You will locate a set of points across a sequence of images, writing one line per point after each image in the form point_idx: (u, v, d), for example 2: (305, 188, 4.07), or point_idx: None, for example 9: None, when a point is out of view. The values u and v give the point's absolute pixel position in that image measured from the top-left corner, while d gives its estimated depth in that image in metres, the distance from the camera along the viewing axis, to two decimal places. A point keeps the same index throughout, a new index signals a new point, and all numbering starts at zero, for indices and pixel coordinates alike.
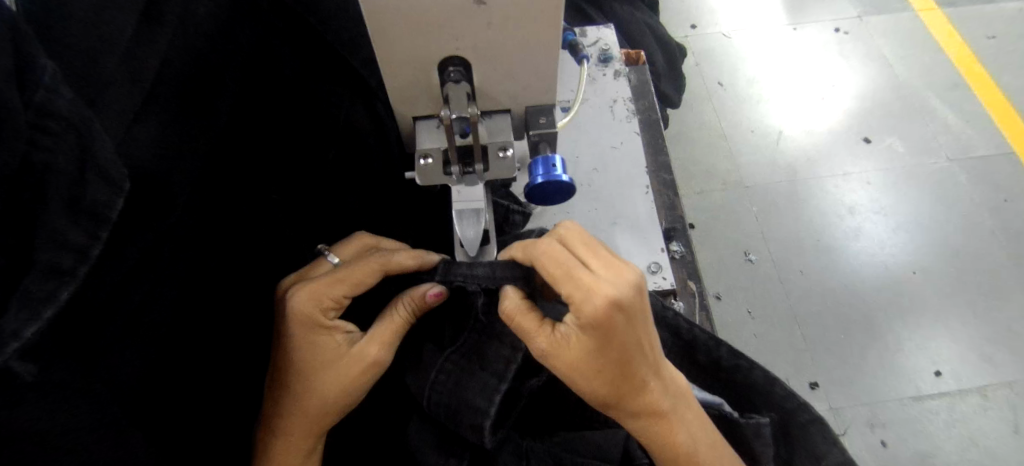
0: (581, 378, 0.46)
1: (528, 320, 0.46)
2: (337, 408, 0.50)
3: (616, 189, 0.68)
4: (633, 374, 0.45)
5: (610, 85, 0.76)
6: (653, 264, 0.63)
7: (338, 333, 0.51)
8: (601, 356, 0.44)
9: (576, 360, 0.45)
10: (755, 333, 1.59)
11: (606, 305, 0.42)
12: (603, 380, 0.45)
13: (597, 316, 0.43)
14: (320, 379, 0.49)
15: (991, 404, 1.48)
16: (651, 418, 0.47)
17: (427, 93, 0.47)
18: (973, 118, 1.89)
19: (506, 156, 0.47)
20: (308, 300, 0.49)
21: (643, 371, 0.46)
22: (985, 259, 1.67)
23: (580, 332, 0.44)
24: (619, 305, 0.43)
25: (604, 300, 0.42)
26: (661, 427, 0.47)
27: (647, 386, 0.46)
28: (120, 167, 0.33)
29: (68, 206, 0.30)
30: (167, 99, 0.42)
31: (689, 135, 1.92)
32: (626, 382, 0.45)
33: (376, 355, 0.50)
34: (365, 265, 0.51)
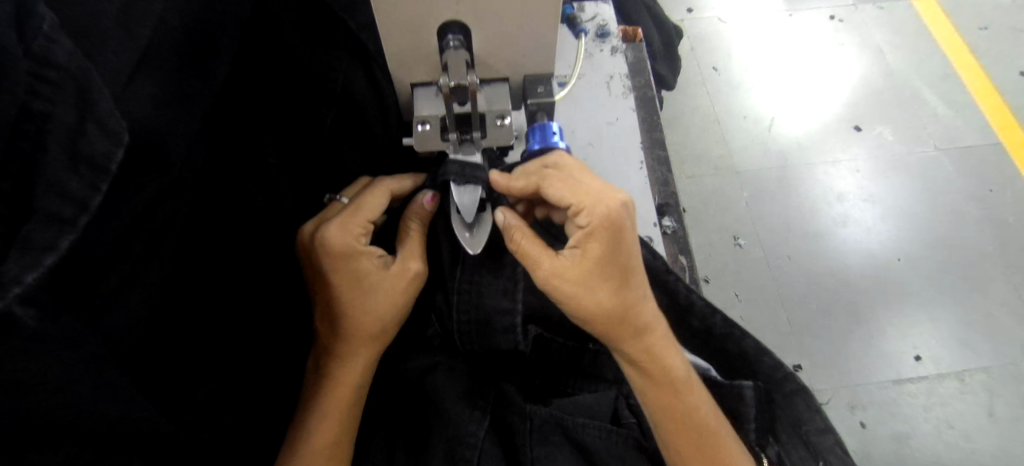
0: (591, 288, 0.50)
1: (534, 245, 0.50)
2: (392, 321, 0.55)
3: (610, 165, 0.69)
4: (631, 281, 0.51)
5: (607, 61, 0.76)
6: (645, 238, 0.64)
7: (373, 257, 0.55)
8: (610, 260, 0.49)
9: (590, 265, 0.49)
10: (743, 316, 1.62)
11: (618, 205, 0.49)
12: (608, 288, 0.50)
13: (609, 215, 0.49)
14: (372, 298, 0.54)
15: (968, 389, 1.52)
16: (646, 335, 0.52)
17: (427, 59, 0.47)
18: (963, 108, 1.91)
19: (504, 124, 0.48)
20: (340, 232, 0.53)
21: (637, 281, 0.52)
22: (969, 248, 1.70)
23: (592, 240, 0.49)
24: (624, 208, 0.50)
25: (614, 201, 0.49)
26: (654, 355, 0.52)
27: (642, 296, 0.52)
28: (118, 119, 0.33)
29: (68, 156, 0.30)
30: (164, 58, 0.42)
31: (682, 119, 1.92)
32: (627, 289, 0.51)
33: (415, 266, 0.56)
34: (375, 192, 0.55)
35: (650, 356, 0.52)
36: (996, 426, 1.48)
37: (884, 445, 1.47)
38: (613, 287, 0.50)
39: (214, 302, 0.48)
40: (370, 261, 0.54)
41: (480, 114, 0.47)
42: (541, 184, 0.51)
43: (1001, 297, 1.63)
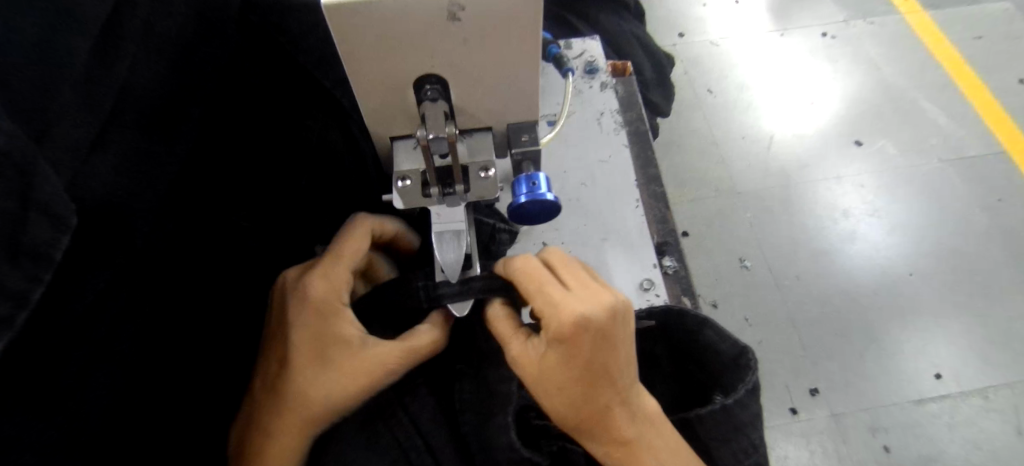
0: (546, 394, 0.47)
1: (507, 326, 0.49)
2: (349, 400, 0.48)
3: (605, 204, 0.66)
4: (597, 394, 0.46)
5: (597, 96, 0.74)
6: (645, 281, 0.61)
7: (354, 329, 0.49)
8: (569, 368, 0.45)
9: (546, 373, 0.46)
10: (756, 340, 1.57)
11: (572, 324, 0.44)
12: (565, 396, 0.46)
13: (563, 331, 0.45)
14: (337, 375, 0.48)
15: (994, 407, 1.46)
16: (615, 444, 0.47)
17: (404, 113, 0.45)
18: (962, 117, 1.89)
19: (488, 176, 0.46)
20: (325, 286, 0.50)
21: (608, 395, 0.46)
22: (981, 259, 1.65)
23: (548, 348, 0.46)
24: (587, 324, 0.44)
25: (570, 318, 0.44)
26: (625, 454, 0.47)
27: (609, 410, 0.46)
28: (67, 204, 0.32)
29: (8, 247, 0.29)
30: (130, 127, 0.42)
31: (681, 142, 1.91)
32: (589, 401, 0.46)
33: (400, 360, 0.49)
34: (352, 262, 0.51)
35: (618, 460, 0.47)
36: None
37: None
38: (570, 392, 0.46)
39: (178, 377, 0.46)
40: (563, 392, 0.46)
41: (462, 167, 0.45)
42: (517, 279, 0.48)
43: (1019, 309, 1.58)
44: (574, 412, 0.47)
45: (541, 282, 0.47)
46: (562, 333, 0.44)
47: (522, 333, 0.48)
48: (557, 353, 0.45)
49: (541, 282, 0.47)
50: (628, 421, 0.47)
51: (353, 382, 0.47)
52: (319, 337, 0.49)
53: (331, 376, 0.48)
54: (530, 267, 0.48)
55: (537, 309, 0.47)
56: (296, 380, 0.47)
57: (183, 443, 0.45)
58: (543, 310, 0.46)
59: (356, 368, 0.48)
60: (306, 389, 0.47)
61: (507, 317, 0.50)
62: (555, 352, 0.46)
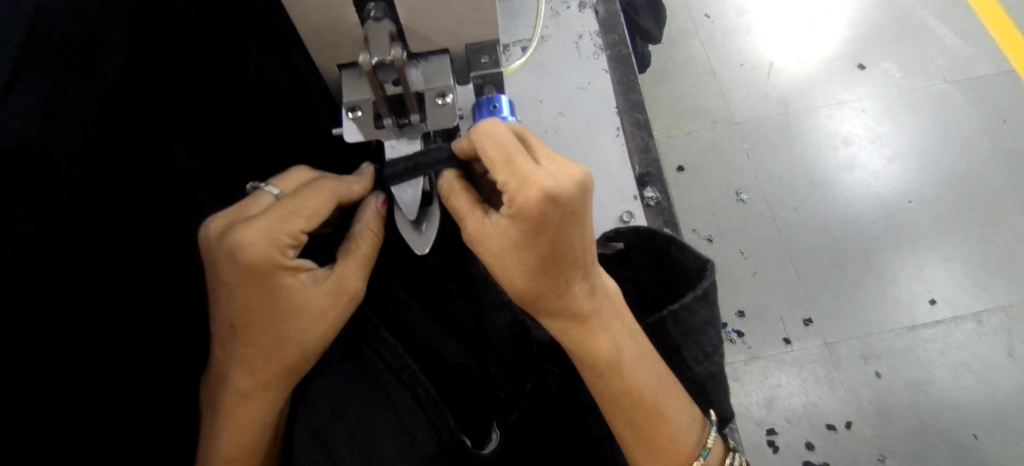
0: (502, 268, 0.43)
1: (463, 201, 0.43)
2: (316, 350, 0.46)
3: (584, 133, 0.63)
4: (556, 274, 0.42)
5: (575, 17, 0.69)
6: (625, 213, 0.59)
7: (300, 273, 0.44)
8: (528, 246, 0.41)
9: (500, 248, 0.42)
10: (751, 273, 1.56)
11: (538, 200, 0.37)
12: (524, 272, 0.43)
13: (527, 209, 0.38)
14: (290, 327, 0.44)
15: (986, 330, 1.47)
16: (572, 320, 0.45)
17: (349, 37, 0.41)
18: (972, 35, 1.80)
19: (445, 103, 0.42)
20: (260, 243, 0.41)
21: (570, 274, 0.43)
22: (983, 184, 1.62)
23: (509, 224, 0.41)
24: (555, 203, 0.38)
25: (538, 193, 0.37)
26: (582, 331, 0.45)
27: (570, 289, 0.44)
28: None
29: None
30: (48, 65, 0.38)
31: (677, 72, 1.83)
32: (547, 279, 0.43)
33: (357, 287, 0.46)
34: (312, 192, 0.44)
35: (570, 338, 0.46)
36: (1016, 366, 1.44)
37: (900, 395, 1.42)
38: (531, 272, 0.42)
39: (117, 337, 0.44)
40: (523, 270, 0.43)
41: (415, 94, 0.42)
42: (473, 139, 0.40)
43: (1019, 233, 1.56)
44: (531, 288, 0.43)
45: (508, 153, 0.39)
46: (528, 216, 0.38)
47: (479, 209, 0.42)
48: (520, 236, 0.40)
49: (509, 152, 0.39)
50: (585, 296, 0.44)
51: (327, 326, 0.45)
52: (269, 296, 0.43)
53: (297, 326, 0.44)
54: (495, 133, 0.39)
55: (500, 184, 0.39)
56: (260, 345, 0.44)
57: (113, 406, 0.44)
58: (507, 186, 0.39)
59: (319, 319, 0.45)
60: (267, 354, 0.44)
61: (465, 190, 0.43)
62: (517, 233, 0.40)
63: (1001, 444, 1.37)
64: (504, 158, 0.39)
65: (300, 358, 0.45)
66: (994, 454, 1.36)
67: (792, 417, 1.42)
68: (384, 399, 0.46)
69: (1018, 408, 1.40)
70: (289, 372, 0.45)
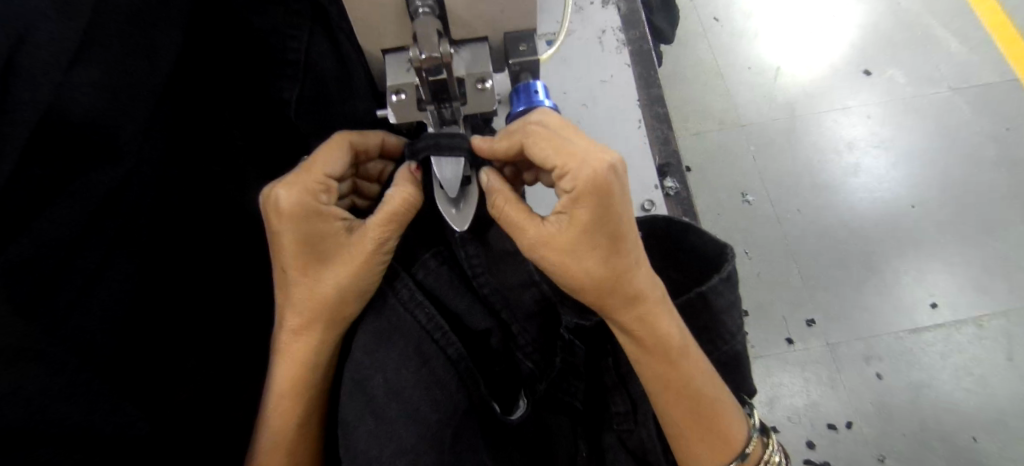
0: (575, 263, 0.45)
1: (515, 209, 0.45)
2: (351, 298, 0.46)
3: (607, 125, 0.65)
4: (626, 255, 0.45)
5: (598, 13, 0.71)
6: (646, 202, 0.61)
7: (335, 220, 0.46)
8: (600, 227, 0.43)
9: (571, 238, 0.44)
10: (755, 273, 1.59)
11: (606, 168, 0.42)
12: (596, 260, 0.44)
13: (597, 180, 0.42)
14: (321, 274, 0.46)
15: (986, 334, 1.49)
16: (643, 309, 0.46)
17: (395, 22, 0.43)
18: (977, 43, 1.83)
19: (485, 88, 0.44)
20: (292, 190, 0.43)
21: (635, 255, 0.45)
22: (986, 191, 1.64)
23: (576, 208, 0.43)
24: (613, 173, 0.43)
25: (602, 163, 0.42)
26: (652, 313, 0.46)
27: (637, 271, 0.46)
28: None
29: None
30: (111, 42, 0.39)
31: (684, 74, 1.85)
32: (620, 263, 0.45)
33: (379, 241, 0.45)
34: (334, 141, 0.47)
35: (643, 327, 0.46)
36: (1015, 371, 1.46)
37: (901, 396, 1.45)
38: (604, 257, 0.44)
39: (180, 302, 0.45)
40: (589, 250, 0.44)
41: (457, 80, 0.44)
42: (524, 142, 0.44)
43: (1020, 239, 1.58)
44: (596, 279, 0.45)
45: (562, 139, 0.43)
46: (597, 186, 0.42)
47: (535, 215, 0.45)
48: (591, 216, 0.43)
49: (562, 139, 0.44)
50: (646, 279, 0.46)
51: (353, 269, 0.45)
52: (307, 240, 0.45)
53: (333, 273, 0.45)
54: (544, 125, 0.44)
55: (559, 169, 0.43)
56: (307, 289, 0.46)
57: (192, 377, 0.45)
58: (568, 167, 0.43)
59: (350, 260, 0.45)
60: (309, 297, 0.46)
61: (516, 199, 0.46)
62: (585, 215, 0.43)
63: (999, 447, 1.39)
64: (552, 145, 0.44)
65: (339, 299, 0.46)
66: (991, 456, 1.39)
67: (793, 416, 1.45)
68: (416, 353, 0.46)
69: (1017, 412, 1.42)
70: (330, 310, 0.46)
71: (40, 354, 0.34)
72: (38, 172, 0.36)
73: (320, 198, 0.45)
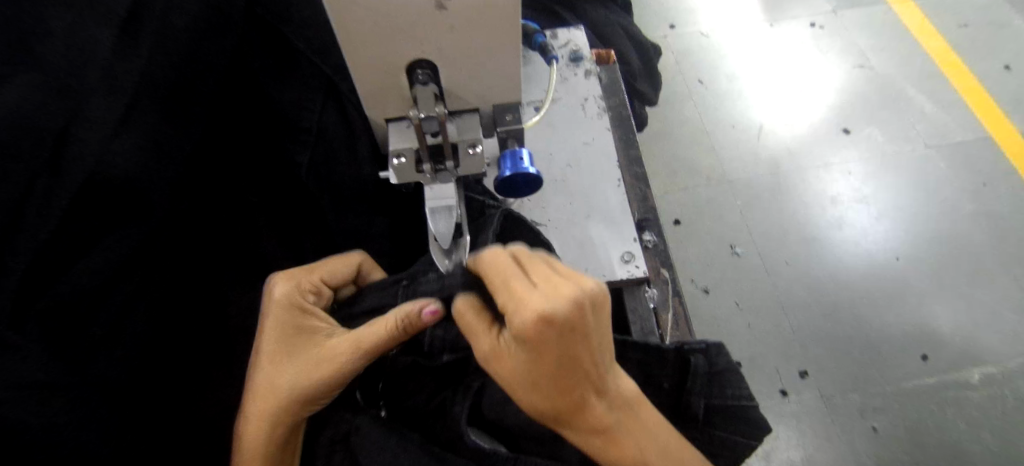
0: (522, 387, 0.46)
1: (477, 321, 0.48)
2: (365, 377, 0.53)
3: (590, 183, 0.71)
4: (569, 387, 0.45)
5: (581, 83, 0.78)
6: (626, 254, 0.65)
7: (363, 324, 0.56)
8: (531, 365, 0.45)
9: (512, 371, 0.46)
10: (746, 324, 1.62)
11: (535, 320, 0.42)
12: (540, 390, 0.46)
13: (526, 331, 0.43)
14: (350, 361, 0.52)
15: (979, 386, 1.51)
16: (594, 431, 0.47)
17: (398, 95, 0.49)
18: (949, 104, 1.93)
19: (475, 152, 0.50)
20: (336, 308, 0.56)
21: (582, 386, 0.46)
22: (967, 244, 1.70)
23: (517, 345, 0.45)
24: (550, 321, 0.42)
25: (534, 315, 0.42)
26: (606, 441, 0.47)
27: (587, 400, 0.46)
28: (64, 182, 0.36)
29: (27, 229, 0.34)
30: (150, 109, 0.45)
31: (672, 132, 1.95)
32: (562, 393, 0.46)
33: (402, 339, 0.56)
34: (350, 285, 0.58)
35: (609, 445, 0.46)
36: (1009, 423, 1.46)
37: (897, 447, 1.45)
38: (542, 386, 0.46)
39: (190, 339, 0.50)
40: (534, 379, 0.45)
41: (452, 145, 0.49)
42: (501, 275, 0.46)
43: (1004, 291, 1.62)
44: (553, 406, 0.46)
45: (506, 277, 0.46)
46: (526, 336, 0.43)
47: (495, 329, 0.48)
48: (523, 353, 0.45)
49: (506, 277, 0.46)
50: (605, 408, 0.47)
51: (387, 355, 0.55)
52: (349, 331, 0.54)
53: (304, 358, 0.51)
54: (499, 260, 0.47)
55: (502, 306, 0.45)
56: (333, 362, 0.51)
57: (179, 430, 0.48)
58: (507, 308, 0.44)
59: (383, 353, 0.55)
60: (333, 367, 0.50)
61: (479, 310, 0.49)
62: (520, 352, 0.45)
63: None
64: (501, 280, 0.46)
65: (293, 389, 0.51)
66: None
67: None
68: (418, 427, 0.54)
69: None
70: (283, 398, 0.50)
71: (62, 387, 0.38)
72: (85, 223, 0.41)
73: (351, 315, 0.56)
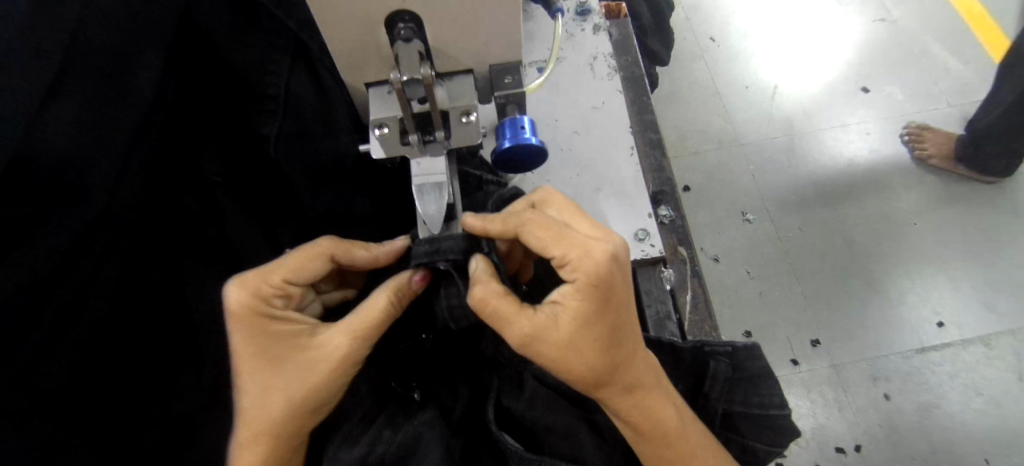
0: (578, 357, 0.41)
1: (506, 302, 0.41)
2: (303, 412, 0.43)
3: (599, 151, 0.64)
4: (624, 341, 0.42)
5: (589, 40, 0.70)
6: (640, 231, 0.59)
7: (296, 325, 0.46)
8: (598, 317, 0.41)
9: (570, 336, 0.41)
10: (757, 292, 1.56)
11: (607, 259, 0.41)
12: (599, 353, 0.41)
13: (598, 272, 0.41)
14: (267, 385, 0.43)
15: (995, 353, 1.46)
16: (637, 393, 0.43)
17: (377, 54, 0.42)
18: (974, 59, 1.82)
19: (469, 121, 0.43)
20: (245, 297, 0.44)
21: (630, 342, 0.43)
22: (988, 207, 1.62)
23: (574, 297, 0.41)
24: (615, 259, 0.42)
25: (604, 254, 0.41)
26: (648, 402, 0.44)
27: (634, 360, 0.43)
28: None
29: None
30: (82, 82, 0.38)
31: (681, 92, 1.86)
32: (620, 351, 0.42)
33: (342, 346, 0.44)
34: (307, 250, 0.47)
35: (641, 410, 0.44)
36: None
37: (910, 415, 1.41)
38: (605, 347, 0.41)
39: (147, 336, 0.45)
40: (595, 339, 0.41)
41: (442, 112, 0.43)
42: (520, 231, 0.43)
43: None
44: (608, 371, 0.42)
45: (557, 230, 0.42)
46: (599, 277, 0.41)
47: (529, 307, 0.42)
48: (591, 304, 0.41)
49: (556, 230, 0.42)
50: (644, 368, 0.44)
51: (313, 382, 0.43)
52: (260, 343, 0.44)
53: (291, 379, 0.43)
54: (538, 220, 0.43)
55: (560, 259, 0.42)
56: (253, 400, 0.43)
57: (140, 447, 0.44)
58: (569, 257, 0.41)
59: (306, 368, 0.43)
60: (257, 408, 0.42)
61: (504, 293, 0.41)
62: (585, 302, 0.41)
63: None
64: (550, 235, 0.43)
65: (293, 415, 0.43)
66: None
67: (800, 440, 1.41)
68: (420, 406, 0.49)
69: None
70: (289, 430, 0.43)
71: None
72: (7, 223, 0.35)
73: (271, 302, 0.45)
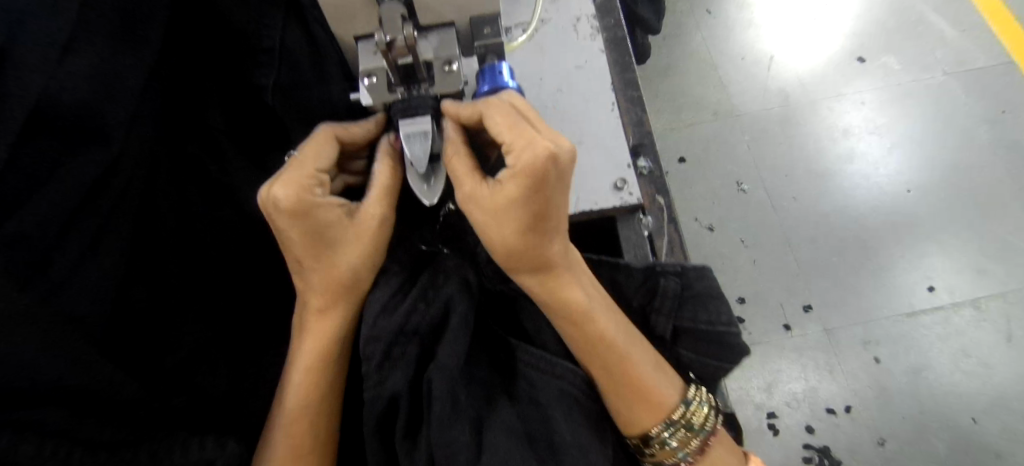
0: (497, 229, 0.46)
1: (464, 164, 0.47)
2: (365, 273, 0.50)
3: (582, 108, 0.67)
4: (545, 229, 0.46)
5: (573, 2, 0.73)
6: (618, 181, 0.62)
7: (334, 208, 0.47)
8: (523, 205, 0.44)
9: (500, 209, 0.45)
10: (751, 260, 1.60)
11: (545, 155, 0.42)
12: (516, 231, 0.46)
13: (533, 165, 0.42)
14: (334, 256, 0.48)
15: (985, 317, 1.49)
16: (547, 275, 0.49)
17: (363, 8, 0.45)
18: (972, 27, 1.83)
19: (451, 70, 0.46)
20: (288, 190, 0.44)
21: (553, 232, 0.47)
22: (982, 174, 1.64)
23: (511, 184, 0.44)
24: (557, 160, 0.42)
25: (544, 151, 0.42)
26: (563, 283, 0.49)
27: (552, 246, 0.48)
28: None
29: None
30: (99, 34, 0.42)
31: (678, 66, 1.87)
32: (537, 236, 0.46)
33: (380, 213, 0.48)
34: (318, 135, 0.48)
35: (548, 289, 0.49)
36: (1014, 351, 1.46)
37: (899, 377, 1.45)
38: (525, 230, 0.46)
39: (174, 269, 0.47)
40: (516, 224, 0.45)
41: (425, 63, 0.46)
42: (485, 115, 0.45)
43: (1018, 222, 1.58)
44: (527, 247, 0.46)
45: (513, 123, 0.44)
46: (533, 171, 0.42)
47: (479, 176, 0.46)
48: (523, 193, 0.43)
49: (513, 122, 0.44)
50: (561, 253, 0.49)
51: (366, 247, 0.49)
52: (308, 231, 0.46)
53: (346, 250, 0.48)
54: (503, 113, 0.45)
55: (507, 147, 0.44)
56: (321, 271, 0.48)
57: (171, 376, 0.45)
58: (512, 148, 0.43)
59: (358, 238, 0.48)
60: (327, 277, 0.49)
61: (467, 156, 0.47)
62: (518, 191, 0.44)
63: (1000, 428, 1.39)
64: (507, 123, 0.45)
65: (352, 279, 0.50)
66: (991, 435, 1.39)
67: (792, 401, 1.46)
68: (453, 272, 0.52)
69: (1015, 392, 1.42)
70: (349, 291, 0.50)
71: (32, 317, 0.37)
72: (36, 157, 0.39)
73: (313, 191, 0.45)
